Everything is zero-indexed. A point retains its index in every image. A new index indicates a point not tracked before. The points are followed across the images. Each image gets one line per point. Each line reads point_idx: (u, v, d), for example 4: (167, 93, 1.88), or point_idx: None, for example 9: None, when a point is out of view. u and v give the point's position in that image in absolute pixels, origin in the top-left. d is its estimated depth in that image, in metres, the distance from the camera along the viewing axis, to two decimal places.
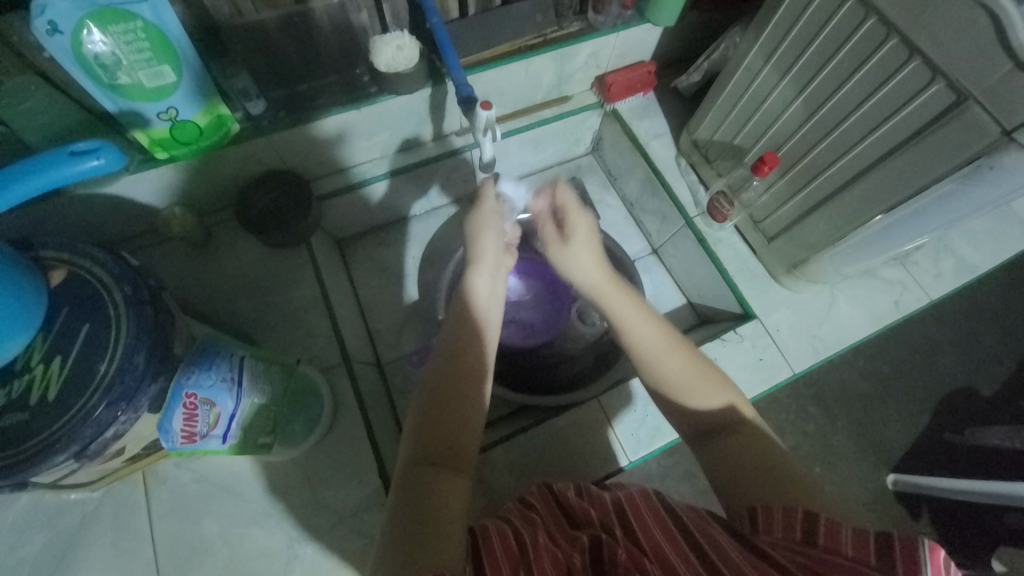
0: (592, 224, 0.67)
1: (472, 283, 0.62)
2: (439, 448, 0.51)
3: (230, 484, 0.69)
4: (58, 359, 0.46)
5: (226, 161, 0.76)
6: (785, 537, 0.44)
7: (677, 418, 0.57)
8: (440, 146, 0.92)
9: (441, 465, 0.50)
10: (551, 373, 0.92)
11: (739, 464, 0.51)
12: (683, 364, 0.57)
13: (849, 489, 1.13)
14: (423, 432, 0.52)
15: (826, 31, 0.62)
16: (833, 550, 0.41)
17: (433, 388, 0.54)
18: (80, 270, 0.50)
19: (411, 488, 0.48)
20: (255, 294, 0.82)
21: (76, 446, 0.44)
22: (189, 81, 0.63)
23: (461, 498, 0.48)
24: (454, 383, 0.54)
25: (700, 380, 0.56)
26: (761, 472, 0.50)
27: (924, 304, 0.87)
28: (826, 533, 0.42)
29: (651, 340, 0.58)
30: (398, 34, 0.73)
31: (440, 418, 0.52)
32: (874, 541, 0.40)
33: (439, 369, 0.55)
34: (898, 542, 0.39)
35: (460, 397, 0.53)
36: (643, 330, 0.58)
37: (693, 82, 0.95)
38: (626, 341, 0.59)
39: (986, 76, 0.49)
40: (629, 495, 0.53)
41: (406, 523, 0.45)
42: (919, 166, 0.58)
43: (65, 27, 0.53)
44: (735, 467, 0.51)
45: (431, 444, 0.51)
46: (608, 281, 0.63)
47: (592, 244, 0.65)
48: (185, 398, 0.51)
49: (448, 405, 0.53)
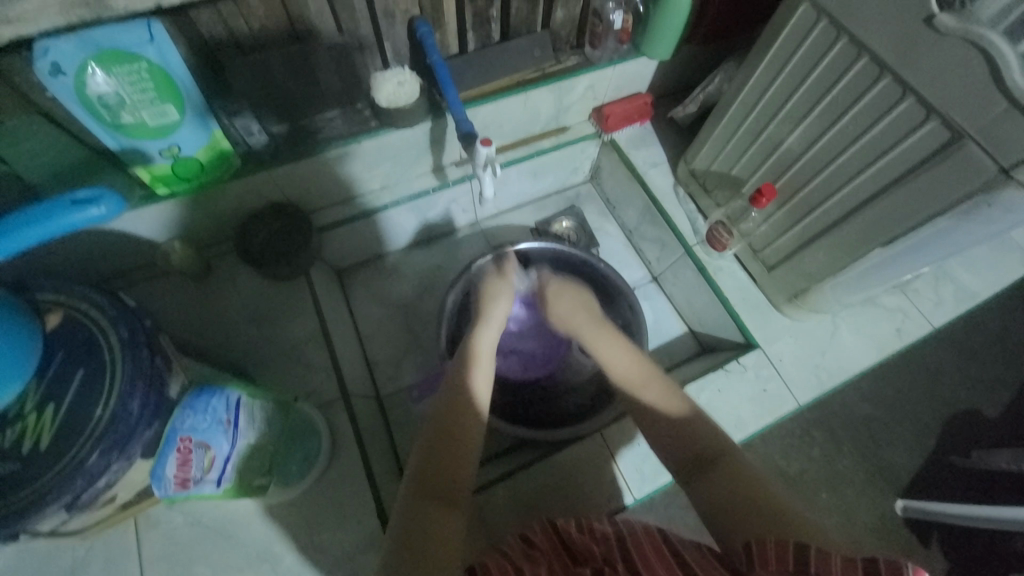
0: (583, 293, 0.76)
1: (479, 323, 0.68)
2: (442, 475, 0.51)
3: (225, 528, 0.67)
4: (52, 406, 0.45)
5: (226, 195, 0.76)
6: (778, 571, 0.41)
7: (666, 452, 0.57)
8: (440, 177, 0.93)
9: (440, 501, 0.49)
10: (554, 406, 0.89)
11: (732, 494, 0.51)
12: (662, 397, 0.61)
13: (856, 516, 1.11)
14: (428, 458, 0.52)
15: (818, 71, 0.63)
16: None
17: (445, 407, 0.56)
18: (78, 313, 0.49)
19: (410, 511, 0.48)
20: (253, 328, 0.82)
21: (66, 497, 0.43)
22: (192, 117, 0.64)
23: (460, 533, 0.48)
24: (455, 411, 0.55)
25: (683, 411, 0.59)
26: (745, 508, 0.49)
27: (926, 331, 0.87)
28: (817, 563, 0.40)
29: (635, 379, 0.63)
30: (399, 71, 0.75)
31: (442, 454, 0.52)
32: (862, 567, 0.38)
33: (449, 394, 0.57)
34: (883, 566, 0.38)
35: (462, 426, 0.54)
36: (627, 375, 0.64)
37: (690, 112, 0.96)
38: (612, 378, 0.65)
39: (981, 113, 0.50)
40: (631, 531, 0.52)
41: (401, 547, 0.45)
42: (917, 200, 0.58)
43: (68, 68, 0.54)
44: (723, 506, 0.50)
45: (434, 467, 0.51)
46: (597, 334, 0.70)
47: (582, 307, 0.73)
48: (180, 442, 0.50)
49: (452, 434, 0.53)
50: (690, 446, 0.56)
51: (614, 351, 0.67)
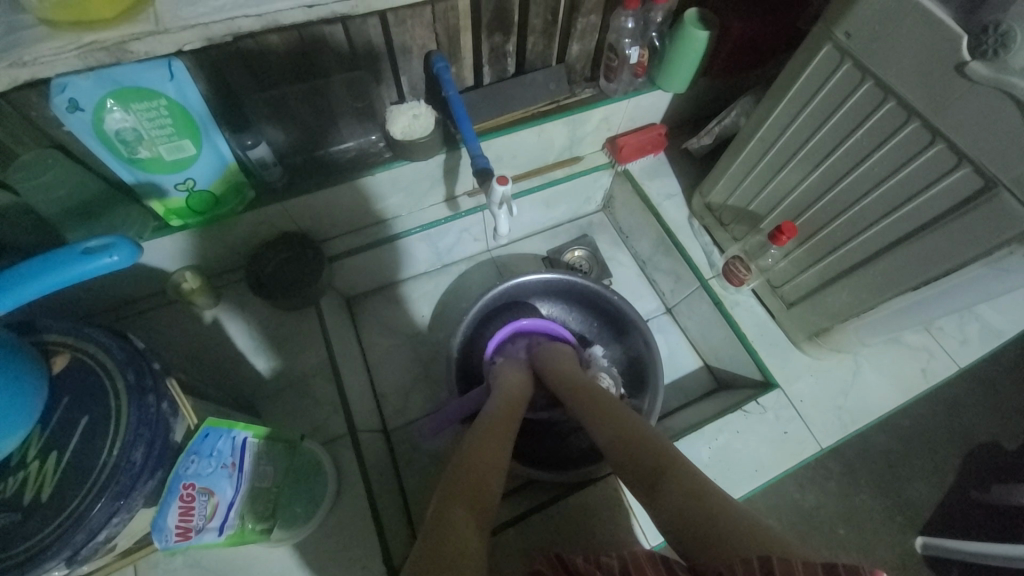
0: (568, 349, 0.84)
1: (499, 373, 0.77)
2: (465, 482, 0.53)
3: (225, 571, 0.64)
4: (55, 453, 0.44)
5: (239, 226, 0.76)
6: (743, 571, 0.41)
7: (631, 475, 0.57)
8: (453, 208, 0.93)
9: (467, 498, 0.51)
10: (566, 443, 0.87)
11: (692, 506, 0.49)
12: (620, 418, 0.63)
13: (878, 559, 1.06)
14: (453, 472, 0.55)
15: (842, 111, 0.61)
16: None
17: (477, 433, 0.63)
18: (84, 356, 0.48)
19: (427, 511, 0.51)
20: (261, 359, 0.81)
21: (66, 552, 0.41)
22: (209, 153, 0.64)
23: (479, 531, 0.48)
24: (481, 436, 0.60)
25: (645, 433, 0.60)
26: (705, 517, 0.48)
27: (953, 372, 0.84)
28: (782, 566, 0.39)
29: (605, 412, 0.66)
30: (415, 104, 0.76)
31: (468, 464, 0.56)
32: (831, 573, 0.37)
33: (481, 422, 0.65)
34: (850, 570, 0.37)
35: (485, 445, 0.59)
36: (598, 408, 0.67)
37: (705, 144, 0.95)
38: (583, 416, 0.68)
39: (1015, 163, 0.48)
40: (633, 554, 0.50)
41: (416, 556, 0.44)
42: (949, 246, 0.56)
43: (86, 103, 0.54)
44: (684, 519, 0.49)
45: (459, 477, 0.54)
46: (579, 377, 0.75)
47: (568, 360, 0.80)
48: (182, 489, 0.48)
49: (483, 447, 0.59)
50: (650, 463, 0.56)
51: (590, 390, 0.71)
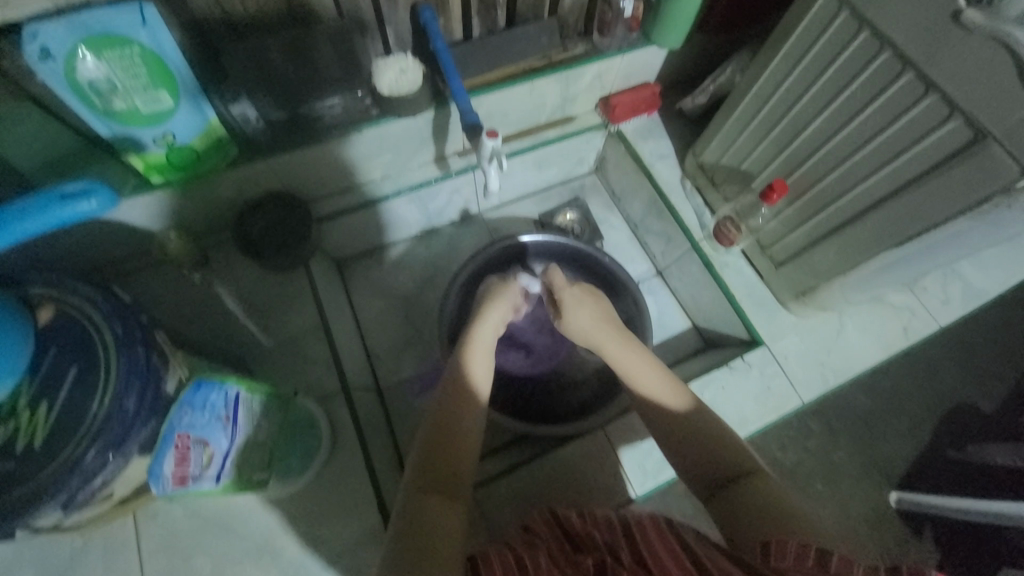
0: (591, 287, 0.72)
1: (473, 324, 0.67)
2: (442, 471, 0.51)
3: (225, 520, 0.66)
4: (45, 403, 0.44)
5: (224, 184, 0.75)
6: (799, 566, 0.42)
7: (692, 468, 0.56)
8: (442, 168, 0.91)
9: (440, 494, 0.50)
10: (556, 401, 0.88)
11: (759, 506, 0.49)
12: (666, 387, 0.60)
13: (852, 511, 1.12)
14: (425, 453, 0.53)
15: (837, 64, 0.60)
16: None
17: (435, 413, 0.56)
18: (70, 308, 0.48)
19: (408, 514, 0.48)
20: (252, 320, 0.80)
21: (62, 496, 0.42)
22: (187, 105, 0.62)
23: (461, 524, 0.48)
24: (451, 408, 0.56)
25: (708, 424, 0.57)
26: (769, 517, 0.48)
27: (933, 330, 0.86)
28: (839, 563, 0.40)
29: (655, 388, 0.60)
30: (401, 57, 0.73)
31: (439, 447, 0.53)
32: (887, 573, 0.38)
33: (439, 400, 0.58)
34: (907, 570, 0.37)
35: (459, 419, 0.56)
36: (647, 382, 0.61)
37: (699, 104, 0.94)
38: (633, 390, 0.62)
39: (1008, 114, 0.47)
40: (636, 519, 0.51)
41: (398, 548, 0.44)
42: (935, 201, 0.56)
43: (58, 51, 0.52)
44: (746, 517, 0.49)
45: (436, 462, 0.52)
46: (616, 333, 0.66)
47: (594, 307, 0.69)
48: (177, 439, 0.50)
49: (450, 423, 0.55)
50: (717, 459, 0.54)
51: (631, 356, 0.63)
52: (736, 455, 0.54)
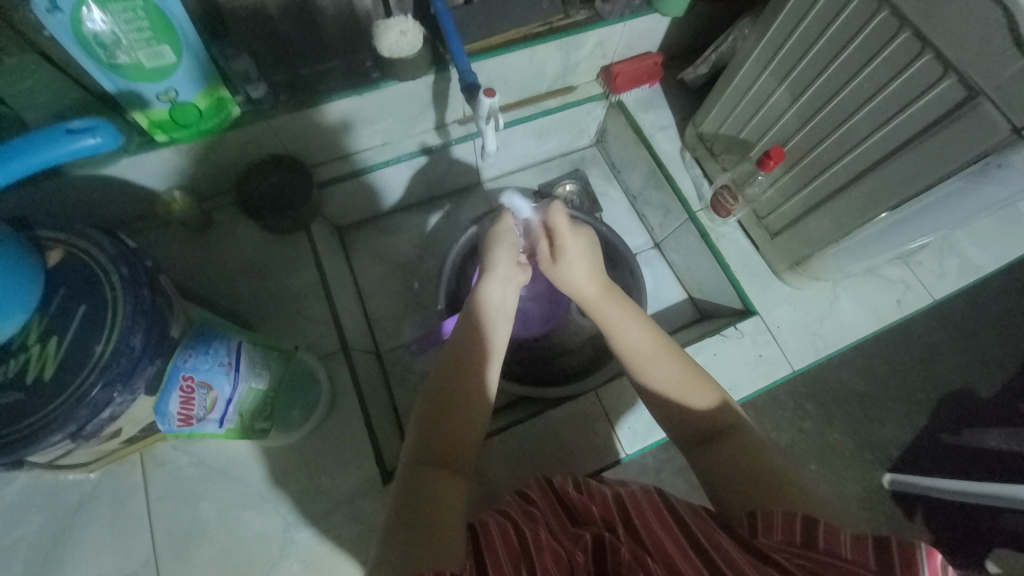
0: (588, 236, 0.68)
1: (483, 288, 0.65)
2: (441, 446, 0.52)
3: (227, 468, 0.69)
4: (55, 338, 0.46)
5: (227, 145, 0.76)
6: (785, 541, 0.44)
7: (677, 425, 0.58)
8: (443, 135, 0.92)
9: (441, 467, 0.51)
10: (549, 366, 0.90)
11: (743, 464, 0.52)
12: (657, 346, 0.61)
13: (844, 488, 1.13)
14: (427, 429, 0.53)
15: (835, 26, 0.61)
16: (833, 553, 0.41)
17: (434, 388, 0.56)
18: (78, 251, 0.49)
19: (411, 486, 0.49)
20: (253, 281, 0.82)
21: (72, 426, 0.44)
22: (189, 63, 0.63)
23: (460, 496, 0.49)
24: (454, 380, 0.56)
25: (696, 384, 0.58)
26: (755, 478, 0.50)
27: (926, 304, 0.87)
28: (826, 537, 0.42)
29: (648, 350, 0.60)
30: (402, 19, 0.72)
31: (439, 421, 0.54)
32: (873, 546, 0.41)
33: (439, 373, 0.57)
34: (893, 545, 0.40)
35: (462, 395, 0.55)
36: (639, 344, 0.61)
37: (700, 74, 0.93)
38: (623, 352, 0.61)
39: (1000, 71, 0.48)
40: (630, 493, 0.53)
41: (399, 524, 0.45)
42: (928, 162, 0.57)
43: (65, 5, 0.52)
44: (732, 478, 0.51)
45: (434, 440, 0.53)
46: (607, 293, 0.65)
47: (588, 260, 0.66)
48: (182, 380, 0.51)
49: (453, 398, 0.55)
50: (704, 418, 0.56)
51: (624, 318, 0.63)
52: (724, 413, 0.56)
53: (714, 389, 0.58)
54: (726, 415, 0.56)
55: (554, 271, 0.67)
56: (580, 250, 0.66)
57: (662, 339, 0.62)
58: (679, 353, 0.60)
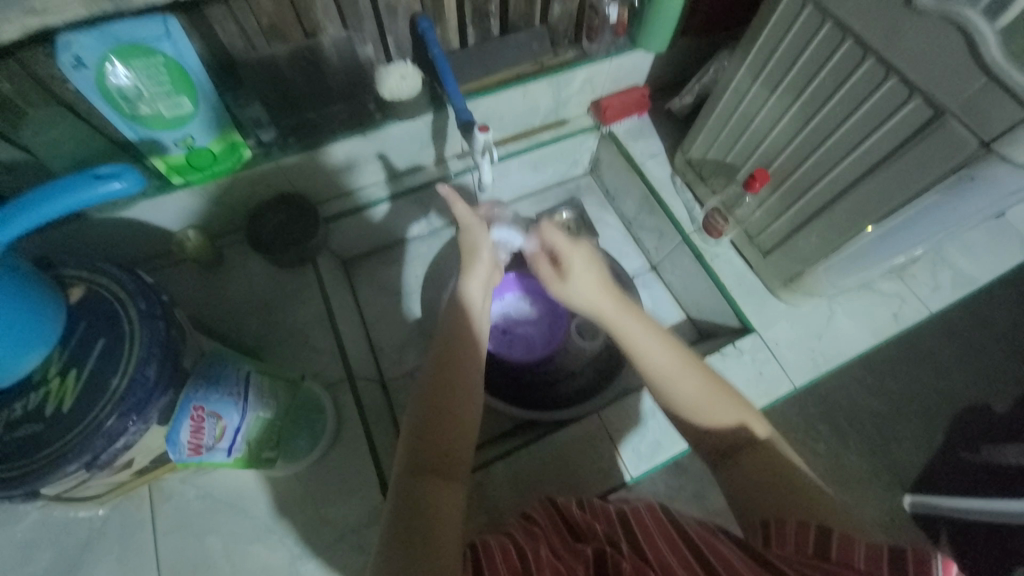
0: (585, 249, 0.68)
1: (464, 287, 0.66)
2: (436, 452, 0.52)
3: (234, 500, 0.69)
4: (74, 370, 0.48)
5: (237, 186, 0.80)
6: (798, 551, 0.44)
7: (697, 439, 0.57)
8: (442, 169, 0.96)
9: (435, 475, 0.50)
10: (551, 390, 0.92)
11: (764, 480, 0.51)
12: (672, 357, 0.58)
13: (862, 510, 1.10)
14: (415, 438, 0.53)
15: (806, 56, 0.65)
16: (848, 565, 0.41)
17: (426, 400, 0.55)
18: (98, 287, 0.52)
19: (407, 493, 0.49)
20: (262, 314, 0.85)
21: (87, 455, 0.45)
22: (205, 111, 0.68)
23: (457, 506, 0.49)
24: (444, 381, 0.56)
25: (714, 396, 0.56)
26: (774, 486, 0.50)
27: (923, 316, 0.88)
28: (840, 547, 0.42)
29: (667, 365, 0.58)
30: (401, 65, 0.79)
31: (430, 427, 0.53)
32: (889, 556, 0.40)
33: (427, 383, 0.56)
34: (911, 557, 0.40)
35: (450, 404, 0.54)
36: (658, 355, 0.58)
37: (686, 103, 0.98)
38: (642, 367, 0.58)
39: (962, 90, 0.51)
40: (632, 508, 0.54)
41: (397, 534, 0.46)
42: (905, 177, 0.59)
43: (89, 61, 0.57)
44: (750, 484, 0.52)
45: (427, 445, 0.52)
46: (614, 302, 0.63)
47: (592, 273, 0.65)
48: (192, 410, 0.53)
49: (443, 407, 0.54)
50: (724, 430, 0.55)
51: (639, 330, 0.60)
52: (748, 425, 0.55)
53: (736, 400, 0.56)
54: (753, 428, 0.55)
55: (560, 288, 0.67)
56: (584, 262, 0.66)
57: (678, 349, 0.59)
58: (696, 362, 0.59)
